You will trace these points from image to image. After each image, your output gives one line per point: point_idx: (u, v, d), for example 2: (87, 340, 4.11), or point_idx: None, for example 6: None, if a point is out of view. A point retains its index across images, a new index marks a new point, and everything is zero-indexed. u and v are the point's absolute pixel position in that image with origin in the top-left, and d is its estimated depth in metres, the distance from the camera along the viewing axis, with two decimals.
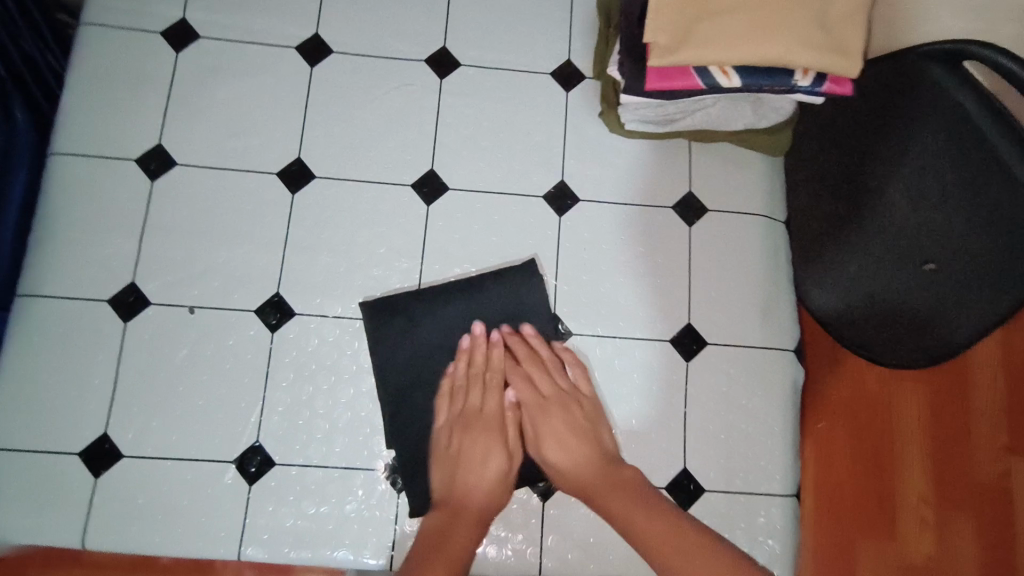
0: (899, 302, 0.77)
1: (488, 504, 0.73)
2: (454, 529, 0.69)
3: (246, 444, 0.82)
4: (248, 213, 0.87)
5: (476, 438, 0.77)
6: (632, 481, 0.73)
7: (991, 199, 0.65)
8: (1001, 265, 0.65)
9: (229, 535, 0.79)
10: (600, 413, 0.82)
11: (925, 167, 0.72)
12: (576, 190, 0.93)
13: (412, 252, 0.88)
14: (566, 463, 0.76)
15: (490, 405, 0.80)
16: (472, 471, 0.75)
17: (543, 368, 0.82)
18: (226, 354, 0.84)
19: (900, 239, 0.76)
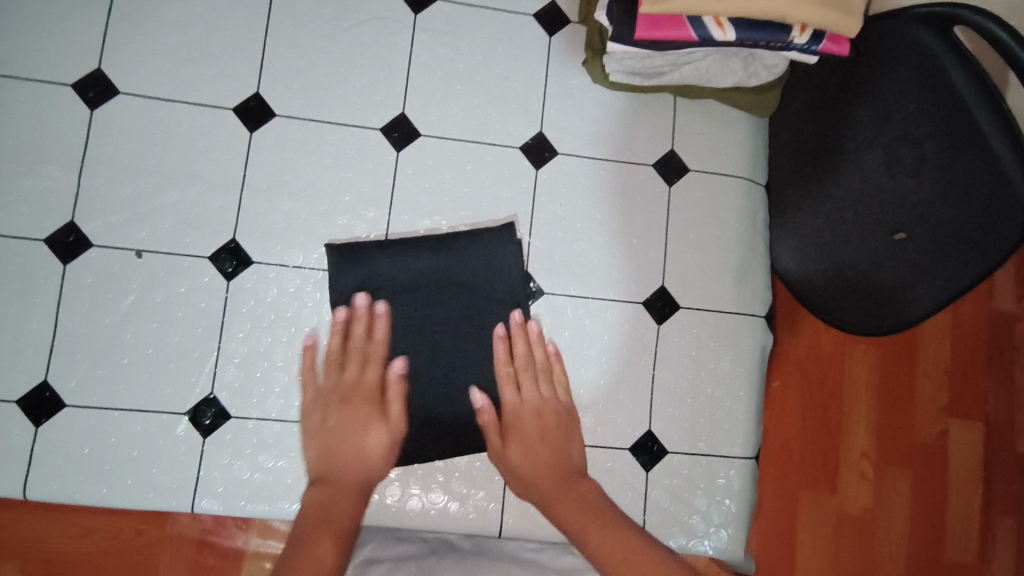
0: (869, 269, 0.76)
1: (371, 477, 0.66)
2: (337, 505, 0.61)
3: (199, 395, 0.78)
4: (201, 151, 0.81)
5: (353, 411, 0.70)
6: (592, 494, 0.66)
7: (967, 171, 0.63)
8: (967, 237, 0.64)
9: (182, 487, 0.77)
10: (575, 431, 0.74)
11: (903, 131, 0.70)
12: (554, 142, 0.88)
13: (380, 200, 0.83)
14: (526, 467, 0.69)
15: (369, 378, 0.73)
16: (352, 445, 0.67)
17: (534, 369, 0.77)
18: (177, 302, 0.79)
19: (874, 207, 0.74)
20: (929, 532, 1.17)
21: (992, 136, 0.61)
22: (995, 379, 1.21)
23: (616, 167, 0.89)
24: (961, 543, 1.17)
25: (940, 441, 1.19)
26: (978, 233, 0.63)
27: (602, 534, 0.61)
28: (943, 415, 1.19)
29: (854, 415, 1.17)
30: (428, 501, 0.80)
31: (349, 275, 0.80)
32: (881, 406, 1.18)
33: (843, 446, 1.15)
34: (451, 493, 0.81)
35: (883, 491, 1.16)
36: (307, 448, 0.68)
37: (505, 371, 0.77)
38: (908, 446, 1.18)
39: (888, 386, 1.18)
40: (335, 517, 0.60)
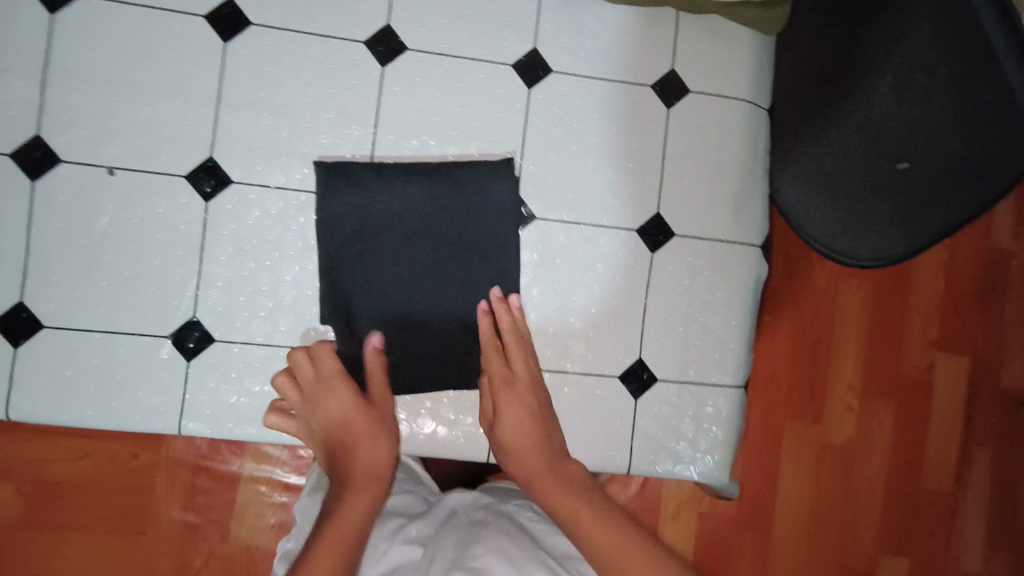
0: (872, 195, 0.79)
1: (378, 467, 0.70)
2: (353, 506, 0.67)
3: (182, 319, 0.76)
4: (172, 62, 0.76)
5: (325, 407, 0.72)
6: (582, 480, 0.70)
7: (977, 97, 0.63)
8: (976, 167, 0.66)
9: (167, 410, 0.76)
10: (549, 408, 0.76)
11: (915, 55, 0.68)
12: (548, 59, 0.83)
13: (364, 118, 0.79)
14: (517, 444, 0.72)
15: (325, 368, 0.73)
16: (342, 436, 0.71)
17: (519, 345, 0.77)
18: (155, 222, 0.76)
19: (880, 134, 0.75)
20: (910, 462, 1.19)
21: (1004, 62, 0.59)
22: (986, 314, 1.21)
23: (614, 87, 0.85)
24: (937, 472, 1.20)
25: (926, 374, 1.20)
26: (986, 163, 0.65)
27: (585, 517, 0.66)
28: (930, 347, 1.20)
29: (844, 349, 1.17)
30: (416, 425, 0.80)
31: (337, 199, 0.77)
32: (869, 338, 1.18)
33: (831, 381, 1.16)
34: (439, 419, 0.80)
35: (866, 424, 1.17)
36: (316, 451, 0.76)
37: (490, 341, 0.76)
38: (895, 378, 1.18)
39: (880, 319, 1.18)
40: (347, 517, 0.66)
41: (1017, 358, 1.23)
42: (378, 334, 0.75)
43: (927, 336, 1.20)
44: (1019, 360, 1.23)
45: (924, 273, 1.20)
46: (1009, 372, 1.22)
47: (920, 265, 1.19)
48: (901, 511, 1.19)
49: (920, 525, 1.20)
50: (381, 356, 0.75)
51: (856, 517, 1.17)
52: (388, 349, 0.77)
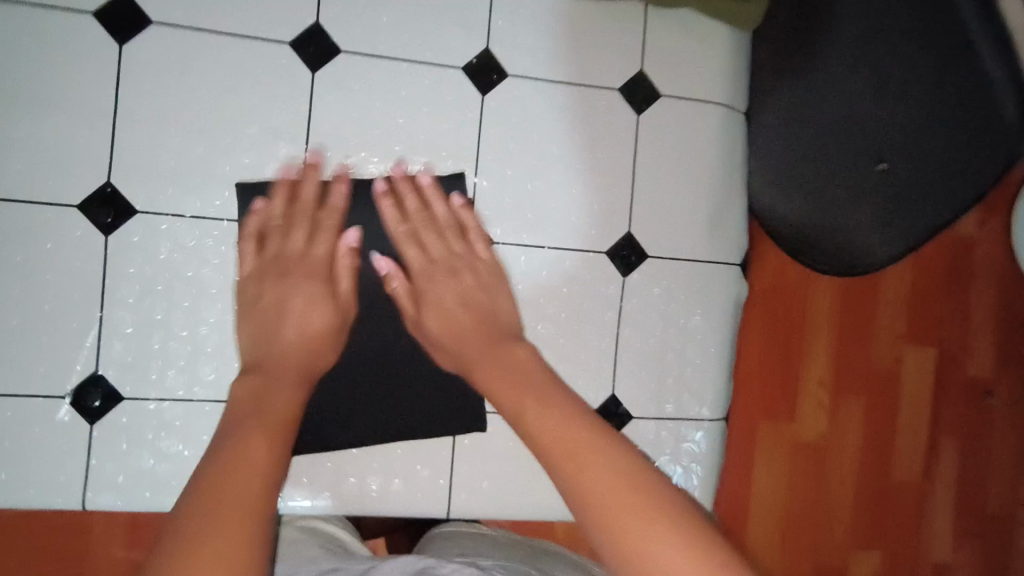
0: (842, 203, 0.73)
1: (313, 365, 0.62)
2: (275, 393, 0.58)
3: (82, 375, 0.66)
4: (54, 69, 0.63)
5: (294, 287, 0.64)
6: (525, 358, 0.61)
7: (954, 91, 0.59)
8: (951, 172, 0.62)
9: (70, 480, 0.66)
10: (503, 287, 0.69)
11: (893, 47, 0.64)
12: (504, 61, 0.74)
13: (294, 134, 0.69)
14: (441, 329, 0.66)
15: (317, 250, 0.66)
16: (290, 322, 0.63)
17: (433, 224, 0.69)
18: (43, 262, 0.64)
19: (858, 134, 0.69)
20: (879, 459, 1.14)
21: (986, 52, 0.56)
22: (954, 306, 1.17)
23: (577, 92, 0.75)
24: (907, 465, 1.15)
25: (895, 369, 1.14)
26: (957, 164, 0.61)
27: (542, 412, 0.55)
28: (900, 341, 1.14)
29: (815, 347, 1.09)
30: (365, 480, 0.73)
31: (259, 226, 0.67)
32: (840, 334, 1.10)
33: (803, 382, 1.08)
34: (392, 471, 0.74)
35: (835, 425, 1.11)
36: (240, 328, 0.64)
37: (402, 230, 0.68)
38: (865, 377, 1.12)
39: (850, 315, 1.11)
40: (269, 408, 0.56)
41: (982, 346, 1.19)
42: (355, 231, 0.67)
43: (896, 329, 1.14)
44: (984, 348, 1.19)
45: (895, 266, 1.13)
46: (975, 360, 1.18)
47: None
48: (872, 504, 1.14)
49: (890, 517, 1.15)
50: (354, 258, 0.67)
51: (829, 515, 1.11)
52: (336, 398, 0.71)
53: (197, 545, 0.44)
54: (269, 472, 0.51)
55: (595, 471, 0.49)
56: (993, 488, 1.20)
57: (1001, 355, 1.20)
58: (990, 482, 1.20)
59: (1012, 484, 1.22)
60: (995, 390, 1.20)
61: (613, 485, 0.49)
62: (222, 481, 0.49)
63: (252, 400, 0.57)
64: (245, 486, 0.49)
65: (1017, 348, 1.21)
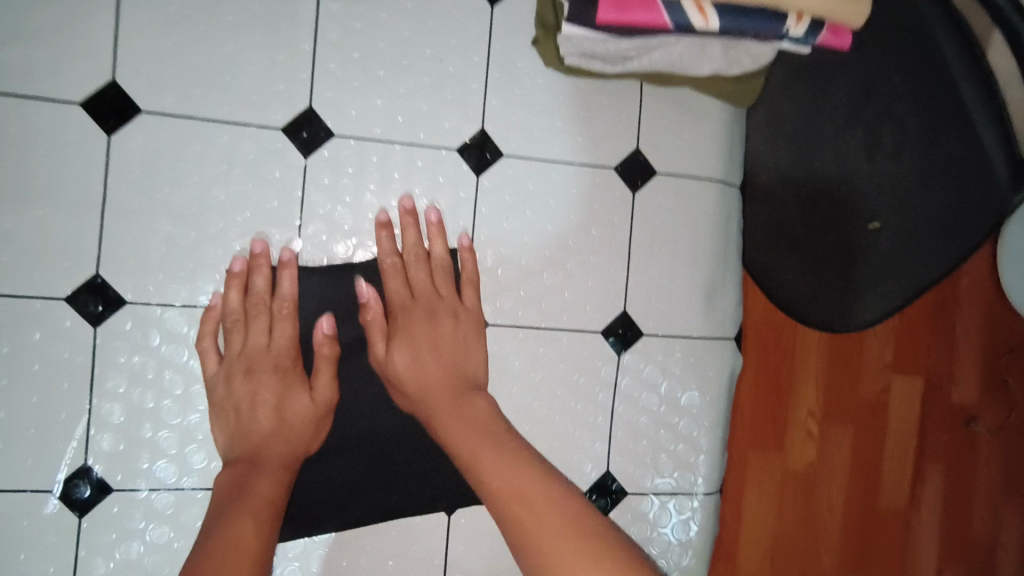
0: (838, 253, 0.78)
1: (294, 457, 0.64)
2: (256, 479, 0.60)
3: (68, 467, 0.64)
4: (41, 160, 0.62)
5: (263, 384, 0.65)
6: (484, 415, 0.63)
7: (947, 152, 0.69)
8: (943, 225, 0.72)
9: (58, 573, 0.64)
10: (479, 334, 0.69)
11: (886, 109, 0.72)
12: (498, 141, 0.73)
13: (286, 218, 0.68)
14: (408, 371, 0.65)
15: (279, 342, 0.66)
16: (264, 416, 0.64)
17: (426, 263, 0.70)
18: (30, 352, 0.63)
19: (845, 194, 0.76)
20: (864, 487, 1.12)
21: (979, 122, 0.66)
22: (936, 335, 1.17)
23: (573, 170, 0.75)
24: (893, 491, 1.14)
25: (883, 397, 1.13)
26: (954, 218, 0.71)
27: (481, 454, 0.59)
28: (887, 371, 1.13)
29: (806, 380, 1.06)
30: (357, 563, 0.71)
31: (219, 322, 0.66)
32: (826, 364, 1.08)
33: (793, 416, 1.05)
34: (385, 554, 0.72)
35: (821, 459, 1.07)
36: (216, 426, 0.65)
37: (391, 262, 0.68)
38: (847, 411, 1.10)
39: (836, 348, 1.09)
40: (250, 496, 0.59)
41: (968, 374, 1.19)
42: (329, 318, 0.67)
43: (883, 359, 1.13)
44: (968, 376, 1.19)
45: None
46: (960, 388, 1.19)
47: None
48: (861, 533, 1.12)
49: (878, 546, 1.13)
50: (331, 345, 0.67)
51: (818, 545, 1.08)
52: (328, 478, 0.69)
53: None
54: (259, 550, 0.55)
55: (518, 490, 0.56)
56: (976, 513, 1.21)
57: (986, 381, 1.20)
58: (973, 508, 1.21)
59: (996, 509, 1.22)
60: (979, 417, 1.20)
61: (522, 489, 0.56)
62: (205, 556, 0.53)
63: (234, 489, 0.59)
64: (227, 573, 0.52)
65: (1003, 376, 1.20)
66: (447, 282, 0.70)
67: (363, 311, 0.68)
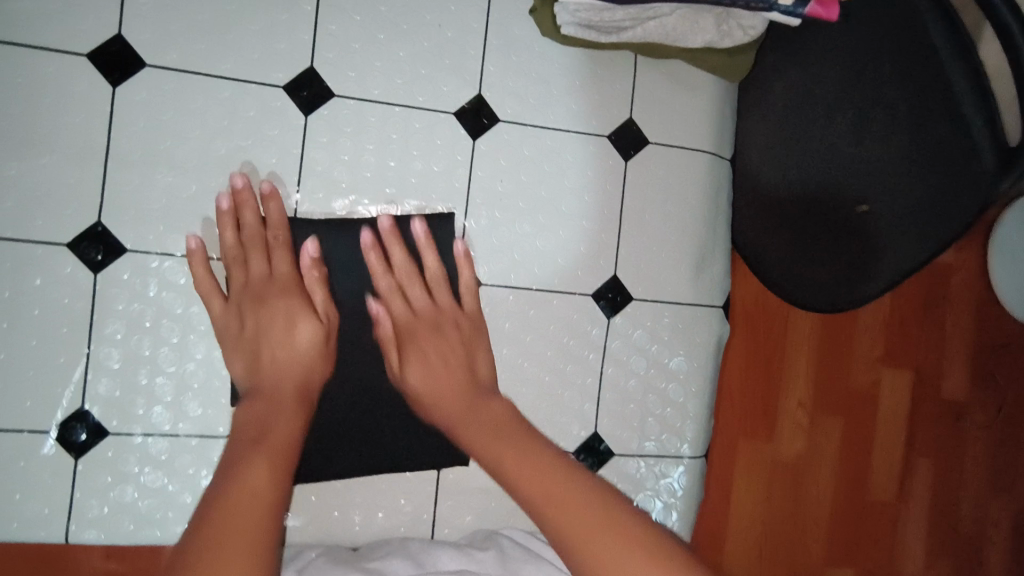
0: (829, 240, 0.74)
1: (309, 379, 0.62)
2: (275, 420, 0.56)
3: (67, 409, 0.65)
4: (48, 110, 0.64)
5: (268, 311, 0.64)
6: (503, 417, 0.60)
7: (935, 136, 0.60)
8: (927, 210, 0.62)
9: (54, 513, 0.65)
10: (481, 336, 0.70)
11: (875, 93, 0.67)
12: (495, 107, 0.75)
13: (286, 176, 0.70)
14: (425, 383, 0.65)
15: (278, 269, 0.65)
16: (278, 345, 0.62)
17: (420, 277, 0.70)
18: (32, 298, 0.64)
19: (835, 176, 0.72)
20: (853, 476, 1.14)
21: (966, 104, 0.57)
22: (927, 327, 1.18)
23: (567, 138, 0.77)
24: (880, 482, 1.16)
25: (871, 391, 1.15)
26: (940, 202, 0.60)
27: (484, 441, 0.58)
28: (876, 364, 1.15)
29: (793, 371, 1.09)
30: (348, 514, 0.73)
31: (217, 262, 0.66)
32: (813, 356, 1.11)
33: (781, 407, 1.08)
34: (374, 505, 0.74)
35: (806, 450, 1.10)
36: (231, 359, 0.64)
37: (388, 284, 0.69)
38: (829, 403, 1.12)
39: (827, 341, 1.12)
40: (268, 437, 0.54)
41: (955, 367, 1.20)
42: (314, 242, 0.67)
43: (873, 353, 1.15)
44: (957, 370, 1.21)
45: None
46: (949, 383, 1.20)
47: None
48: (847, 521, 1.14)
49: (864, 536, 1.15)
50: (320, 268, 0.67)
51: (803, 534, 1.11)
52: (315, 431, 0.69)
53: (205, 522, 0.45)
54: (276, 492, 0.49)
55: (522, 462, 0.54)
56: (964, 505, 1.22)
57: (975, 377, 1.21)
58: (962, 500, 1.22)
59: (985, 501, 1.24)
60: (967, 413, 1.21)
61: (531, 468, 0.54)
62: (227, 505, 0.46)
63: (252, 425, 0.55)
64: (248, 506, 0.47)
65: (991, 371, 1.22)
66: (444, 291, 0.70)
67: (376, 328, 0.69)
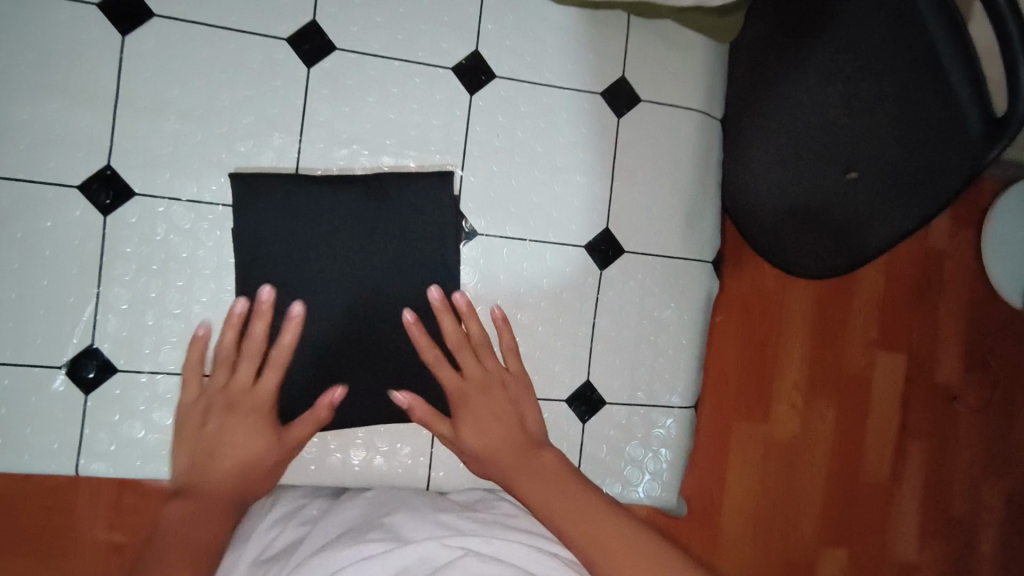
0: (822, 207, 0.73)
1: (245, 498, 0.62)
2: (201, 521, 0.58)
3: (77, 346, 0.68)
4: (58, 56, 0.66)
5: (236, 423, 0.63)
6: (554, 467, 0.65)
7: (926, 107, 0.59)
8: (914, 179, 0.61)
9: (64, 447, 0.68)
10: (530, 393, 0.70)
11: (865, 60, 0.65)
12: (491, 63, 0.77)
13: (288, 125, 0.72)
14: (481, 446, 0.66)
15: (263, 386, 0.65)
16: (227, 462, 0.62)
17: (466, 342, 0.69)
18: (44, 239, 0.67)
19: (829, 141, 0.71)
20: (847, 457, 1.14)
21: (954, 76, 0.56)
22: (922, 310, 1.18)
23: (561, 94, 0.79)
24: (874, 465, 1.16)
25: (865, 372, 1.15)
26: (925, 174, 0.60)
27: (525, 475, 0.64)
28: (870, 347, 1.15)
29: (788, 351, 1.10)
30: (348, 455, 0.75)
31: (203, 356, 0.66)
32: (809, 337, 1.11)
33: (777, 386, 1.09)
34: (373, 449, 0.75)
35: (801, 431, 1.11)
36: (178, 451, 0.64)
37: (433, 354, 0.68)
38: (826, 385, 1.12)
39: (823, 323, 1.12)
40: (190, 542, 0.57)
41: (950, 351, 1.20)
42: (300, 305, 0.65)
43: (867, 336, 1.15)
44: (951, 355, 1.21)
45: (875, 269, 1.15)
46: (942, 366, 1.20)
47: (869, 272, 1.15)
48: (842, 503, 1.14)
49: (858, 520, 1.15)
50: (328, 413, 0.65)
51: (797, 515, 1.11)
52: (315, 373, 0.71)
53: None
54: None
55: (571, 508, 0.61)
56: (958, 489, 1.22)
57: (969, 362, 1.21)
58: (953, 484, 1.21)
59: (976, 485, 1.23)
60: (961, 397, 1.21)
61: (578, 510, 0.61)
62: None
63: (179, 530, 0.57)
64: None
65: (986, 357, 1.22)
66: (490, 354, 0.70)
67: (409, 414, 0.68)
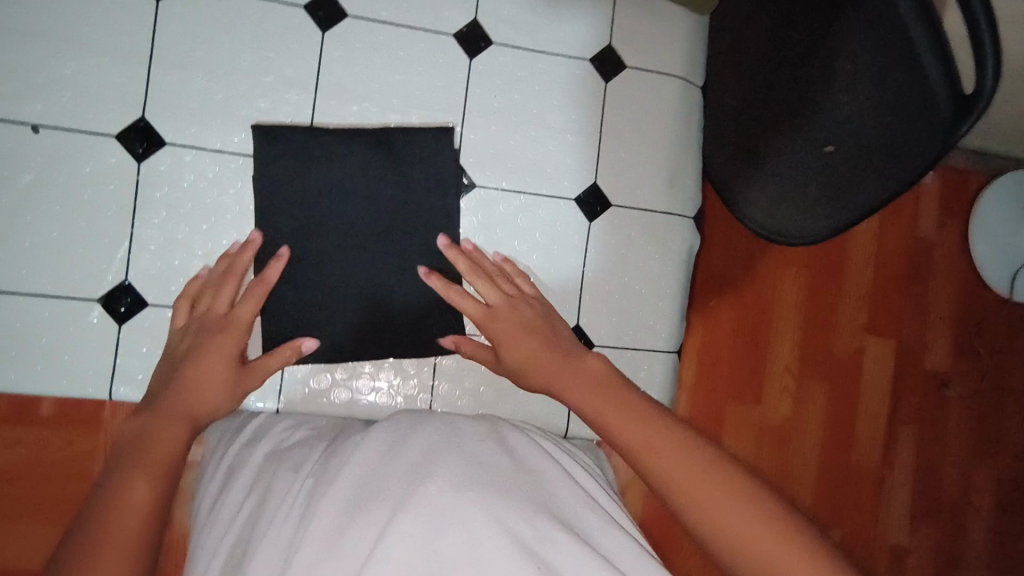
0: (800, 180, 0.72)
1: (198, 409, 0.66)
2: (162, 433, 0.62)
3: (112, 282, 0.75)
4: (99, 19, 0.74)
5: (208, 340, 0.69)
6: (597, 369, 0.69)
7: (895, 85, 0.56)
8: (885, 157, 0.60)
9: (99, 374, 0.74)
10: (551, 312, 0.77)
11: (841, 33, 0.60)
12: (489, 31, 0.85)
13: (304, 84, 0.79)
14: (519, 360, 0.73)
15: (240, 311, 0.71)
16: (191, 371, 0.67)
17: (484, 275, 0.77)
18: (83, 184, 0.74)
19: (803, 116, 0.69)
20: (840, 441, 1.17)
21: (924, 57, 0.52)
22: (912, 297, 1.22)
23: (554, 61, 0.87)
24: (865, 449, 1.19)
25: (857, 357, 1.18)
26: (895, 153, 0.59)
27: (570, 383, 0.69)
28: (861, 333, 1.18)
29: (781, 337, 1.13)
30: (356, 389, 0.81)
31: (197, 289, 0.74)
32: (801, 323, 1.14)
33: (772, 371, 1.12)
34: (378, 383, 0.81)
35: (794, 414, 1.14)
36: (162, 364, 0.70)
37: (454, 292, 0.75)
38: (818, 370, 1.16)
39: (815, 308, 1.15)
40: (154, 451, 0.60)
41: (940, 338, 1.24)
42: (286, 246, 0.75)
43: (857, 322, 1.18)
44: (941, 342, 1.24)
45: (866, 255, 1.18)
46: (933, 353, 1.24)
47: (859, 256, 1.18)
48: (835, 483, 1.17)
49: (851, 501, 1.19)
50: (292, 351, 0.72)
51: (792, 492, 1.15)
52: (328, 311, 0.78)
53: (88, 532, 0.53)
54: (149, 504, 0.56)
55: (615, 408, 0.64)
56: (946, 474, 1.25)
57: (956, 348, 1.25)
58: (945, 466, 1.24)
59: (968, 468, 1.26)
60: (951, 383, 1.25)
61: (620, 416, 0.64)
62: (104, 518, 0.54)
63: (140, 436, 0.62)
64: (134, 518, 0.55)
65: (974, 344, 1.26)
66: (507, 282, 0.78)
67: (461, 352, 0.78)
